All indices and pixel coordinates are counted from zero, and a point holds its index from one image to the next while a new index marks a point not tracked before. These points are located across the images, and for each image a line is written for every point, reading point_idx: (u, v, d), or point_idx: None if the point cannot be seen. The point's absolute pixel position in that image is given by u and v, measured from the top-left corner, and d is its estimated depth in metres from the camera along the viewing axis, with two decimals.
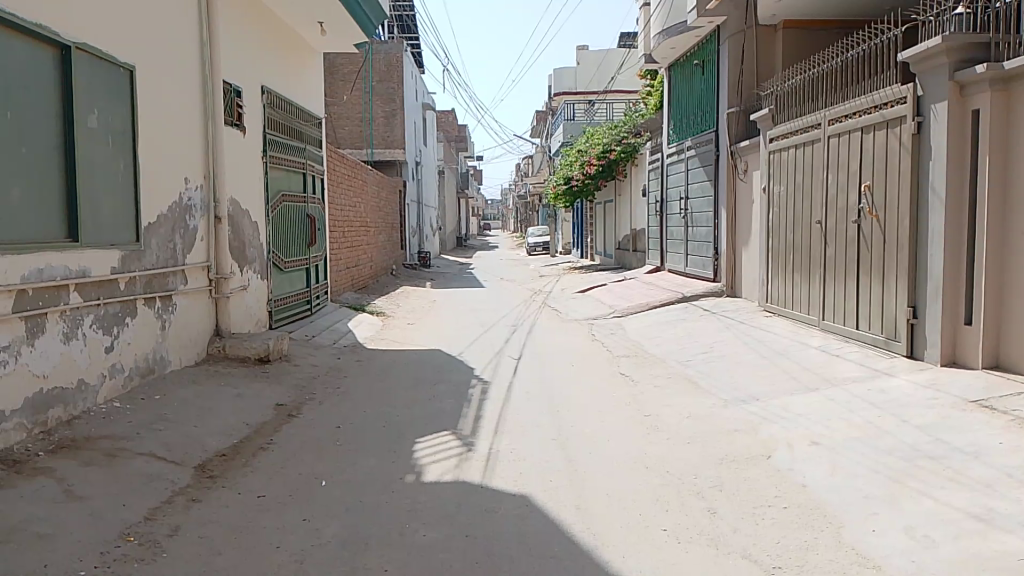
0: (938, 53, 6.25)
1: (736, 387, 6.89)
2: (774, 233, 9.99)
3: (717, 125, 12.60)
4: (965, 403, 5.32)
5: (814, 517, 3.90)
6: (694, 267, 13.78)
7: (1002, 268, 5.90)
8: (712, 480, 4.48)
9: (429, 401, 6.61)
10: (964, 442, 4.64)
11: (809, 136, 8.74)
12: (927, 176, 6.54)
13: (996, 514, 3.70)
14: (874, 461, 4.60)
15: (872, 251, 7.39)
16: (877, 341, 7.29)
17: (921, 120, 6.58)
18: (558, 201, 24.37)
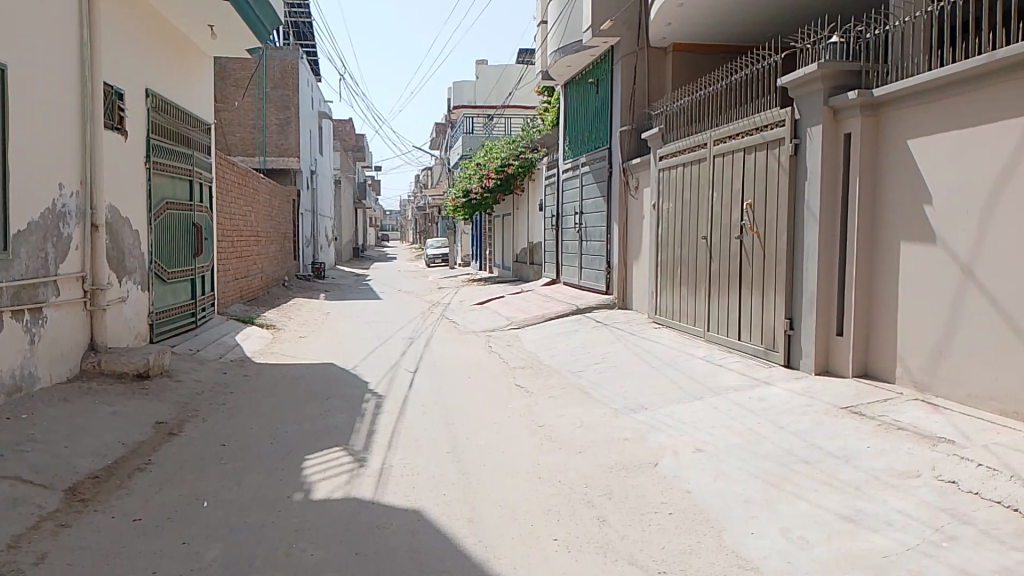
0: (815, 79, 6.63)
1: (626, 396, 7.06)
2: (663, 247, 10.33)
3: (610, 142, 12.94)
4: (837, 410, 5.63)
5: (698, 522, 4.03)
6: (589, 280, 14.07)
7: (870, 283, 6.30)
8: (602, 488, 4.56)
9: (321, 416, 6.46)
10: (835, 446, 4.91)
11: (696, 155, 9.10)
12: (803, 195, 6.93)
13: (864, 514, 3.93)
14: (754, 466, 4.80)
15: (753, 266, 7.74)
16: (757, 351, 7.64)
17: (799, 142, 6.96)
18: (456, 213, 24.40)
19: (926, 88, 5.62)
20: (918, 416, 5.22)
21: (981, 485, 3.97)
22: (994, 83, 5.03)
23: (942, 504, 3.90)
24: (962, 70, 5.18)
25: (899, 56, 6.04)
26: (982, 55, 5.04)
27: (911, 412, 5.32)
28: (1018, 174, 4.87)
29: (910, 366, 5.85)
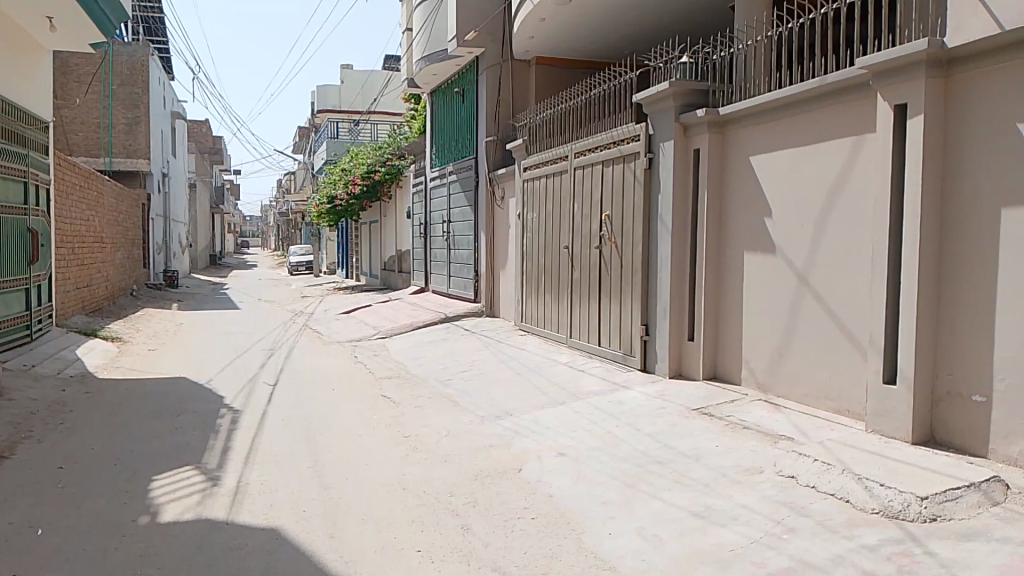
0: (667, 96, 6.96)
1: (492, 403, 7.13)
2: (527, 256, 10.52)
3: (476, 151, 13.05)
4: (689, 411, 5.93)
5: (559, 525, 4.12)
6: (456, 288, 14.11)
7: (718, 290, 6.68)
8: (466, 497, 4.58)
9: (171, 434, 6.12)
10: (687, 446, 5.17)
11: (557, 166, 9.33)
12: (656, 207, 7.26)
13: (712, 510, 4.16)
14: (612, 468, 4.97)
15: (611, 275, 8.03)
16: (616, 356, 7.92)
17: (653, 156, 7.29)
18: (321, 220, 23.83)
19: (766, 108, 6.03)
20: (761, 416, 5.58)
21: (817, 479, 4.30)
22: (825, 105, 5.47)
23: (783, 498, 4.19)
24: (797, 93, 5.60)
25: (742, 77, 6.44)
26: (814, 80, 5.47)
27: (756, 412, 5.68)
28: (845, 190, 5.32)
29: (754, 369, 6.26)
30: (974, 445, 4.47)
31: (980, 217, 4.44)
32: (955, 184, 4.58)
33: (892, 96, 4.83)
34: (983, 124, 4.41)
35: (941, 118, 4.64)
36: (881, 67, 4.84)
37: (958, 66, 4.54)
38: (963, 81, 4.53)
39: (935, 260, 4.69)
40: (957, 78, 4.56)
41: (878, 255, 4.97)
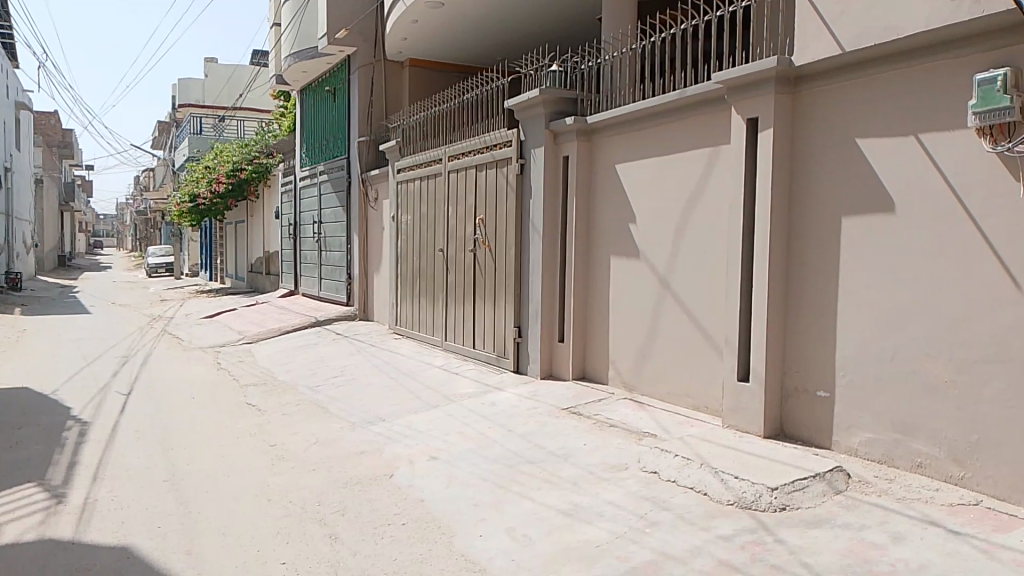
0: (537, 103, 7.08)
1: (363, 408, 7.02)
2: (401, 258, 10.44)
3: (348, 151, 12.82)
4: (559, 411, 6.06)
5: (429, 530, 4.11)
6: (328, 291, 13.80)
7: (587, 293, 6.87)
8: (334, 505, 4.48)
9: (10, 449, 5.64)
10: (556, 445, 5.29)
11: (431, 169, 9.32)
12: (528, 211, 7.38)
13: (579, 508, 4.26)
14: (483, 470, 5.01)
15: (485, 278, 8.09)
16: (489, 358, 7.99)
17: (525, 162, 7.41)
18: (182, 219, 22.69)
19: (631, 119, 6.25)
20: (627, 414, 5.78)
21: (677, 473, 4.50)
22: (685, 116, 5.74)
23: (645, 493, 4.35)
24: (660, 104, 5.84)
25: (609, 87, 6.64)
26: (675, 92, 5.72)
27: (621, 410, 5.88)
28: (703, 198, 5.60)
29: (620, 368, 6.48)
30: (819, 437, 4.82)
31: (823, 225, 4.78)
32: (801, 194, 4.93)
33: (746, 110, 5.12)
34: (826, 140, 4.76)
35: (789, 132, 4.98)
36: (735, 82, 5.12)
37: (805, 84, 4.88)
38: (809, 98, 4.88)
39: (784, 264, 5.02)
40: (804, 95, 4.91)
41: (734, 260, 5.26)
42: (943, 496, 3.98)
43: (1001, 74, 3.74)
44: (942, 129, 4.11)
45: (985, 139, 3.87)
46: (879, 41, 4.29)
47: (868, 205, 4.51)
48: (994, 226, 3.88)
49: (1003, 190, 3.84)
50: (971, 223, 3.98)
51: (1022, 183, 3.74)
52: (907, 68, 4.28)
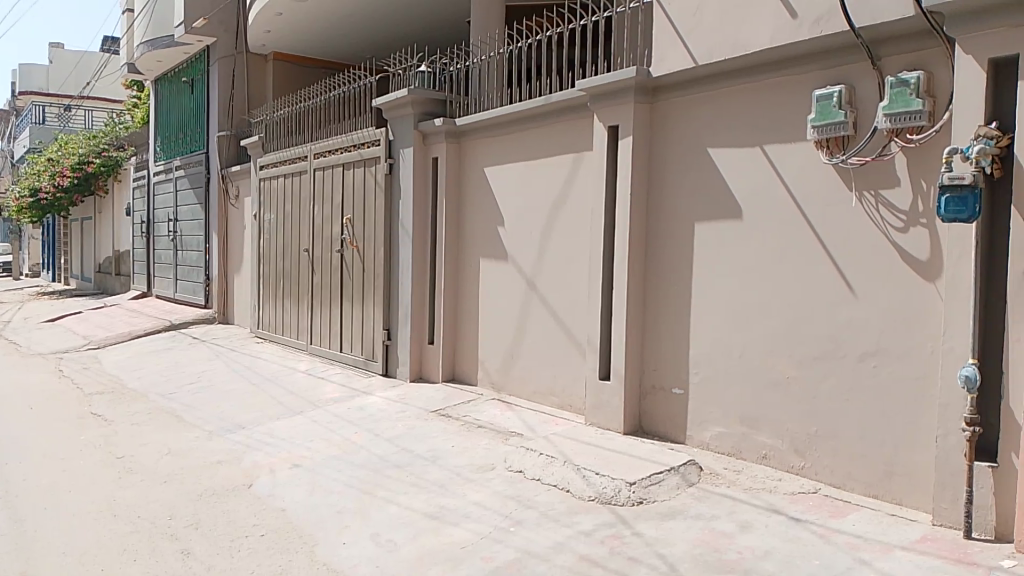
0: (406, 103, 7.03)
1: (222, 416, 6.71)
2: (264, 258, 10.08)
3: (207, 146, 12.25)
4: (427, 414, 6.04)
5: (289, 540, 3.99)
6: (185, 293, 13.13)
7: (457, 295, 6.89)
8: (187, 519, 4.27)
9: None
10: (424, 448, 5.26)
11: (296, 167, 9.05)
12: (397, 212, 7.31)
13: (445, 510, 4.26)
14: (347, 476, 4.91)
15: (353, 279, 7.94)
16: (357, 362, 7.85)
17: (393, 162, 7.33)
18: (20, 215, 20.92)
19: (498, 122, 6.32)
20: (494, 414, 5.84)
21: (542, 471, 4.59)
22: (551, 122, 5.85)
23: (510, 492, 4.41)
24: (526, 109, 5.93)
25: (477, 90, 6.67)
26: (540, 98, 5.82)
27: (489, 411, 5.93)
28: (568, 201, 5.73)
29: (490, 369, 6.54)
30: (675, 432, 5.04)
31: (679, 230, 5.01)
32: (659, 199, 5.14)
33: (608, 117, 5.29)
34: (682, 149, 4.99)
35: (648, 139, 5.19)
36: (597, 89, 5.28)
37: (661, 93, 5.10)
38: (666, 107, 5.10)
39: (642, 266, 5.22)
40: (661, 104, 5.13)
41: (596, 262, 5.42)
42: (785, 485, 4.27)
43: (837, 90, 4.06)
44: (784, 141, 4.40)
45: (823, 151, 4.19)
46: (728, 55, 4.55)
47: (719, 211, 4.77)
48: (829, 233, 4.19)
49: (837, 199, 4.16)
50: (809, 229, 4.28)
51: (854, 193, 4.08)
52: (753, 83, 4.55)
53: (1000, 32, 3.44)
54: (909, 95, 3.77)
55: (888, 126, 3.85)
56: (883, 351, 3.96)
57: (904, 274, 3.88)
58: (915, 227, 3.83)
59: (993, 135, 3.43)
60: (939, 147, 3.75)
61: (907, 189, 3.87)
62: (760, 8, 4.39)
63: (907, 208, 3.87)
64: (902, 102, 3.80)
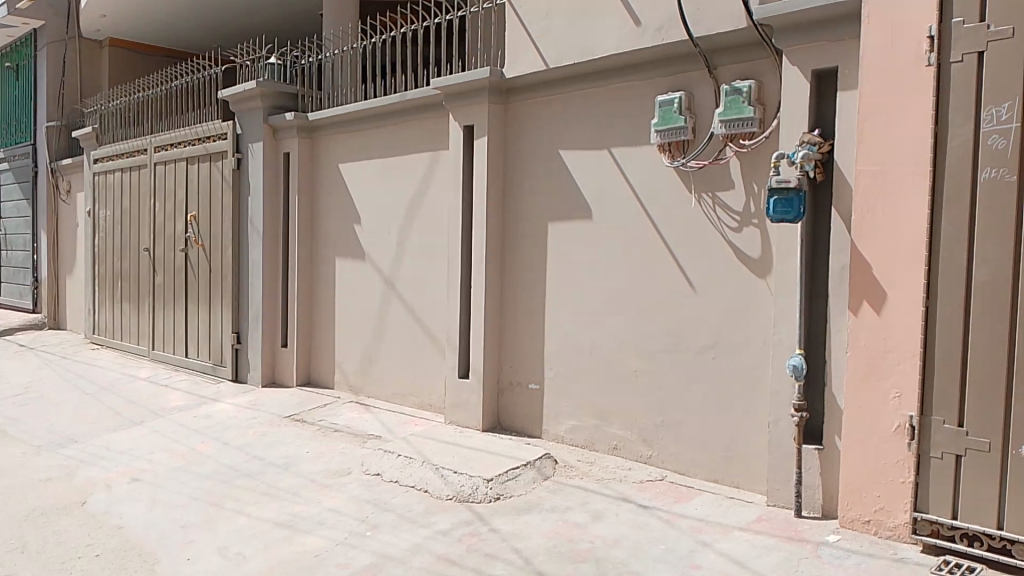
0: (254, 96, 6.75)
1: (51, 429, 6.21)
2: (100, 259, 9.41)
3: (33, 136, 11.29)
4: (280, 419, 5.85)
5: (128, 559, 3.75)
6: (9, 297, 12.04)
7: (312, 296, 6.73)
8: (10, 543, 3.92)
9: None
10: (276, 456, 5.09)
11: (135, 160, 8.50)
12: (247, 209, 7.01)
13: (298, 518, 4.14)
14: (193, 488, 4.67)
15: (199, 280, 7.56)
16: (205, 367, 7.49)
17: (242, 157, 7.03)
18: None
19: (351, 118, 6.20)
20: (351, 417, 5.74)
21: (399, 473, 4.55)
22: (406, 119, 5.81)
23: (367, 496, 4.35)
24: (380, 105, 5.85)
25: (330, 85, 6.52)
26: (394, 94, 5.76)
27: (346, 414, 5.82)
28: (425, 200, 5.71)
29: (347, 372, 6.43)
30: (531, 428, 5.14)
31: (533, 228, 5.11)
32: (513, 198, 5.22)
33: (463, 116, 5.32)
34: (535, 150, 5.09)
35: (501, 139, 5.25)
36: (451, 88, 5.29)
37: (514, 94, 5.17)
38: (519, 108, 5.18)
39: (499, 265, 5.28)
40: (514, 105, 5.20)
41: (453, 262, 5.43)
42: (635, 474, 4.45)
43: (678, 96, 4.26)
44: (630, 143, 4.57)
45: (666, 154, 4.39)
46: (578, 59, 4.67)
47: (570, 210, 4.89)
48: (671, 232, 4.40)
49: (677, 200, 4.37)
50: (654, 228, 4.48)
51: (693, 195, 4.30)
52: (600, 87, 4.70)
53: (821, 47, 3.73)
54: (742, 103, 4.02)
55: (724, 131, 4.10)
56: (721, 344, 4.20)
57: (738, 271, 4.13)
58: (748, 226, 4.09)
59: (816, 141, 3.72)
60: (769, 151, 4.02)
61: (741, 191, 4.12)
62: (607, 15, 4.54)
63: (740, 209, 4.12)
64: (736, 109, 4.05)
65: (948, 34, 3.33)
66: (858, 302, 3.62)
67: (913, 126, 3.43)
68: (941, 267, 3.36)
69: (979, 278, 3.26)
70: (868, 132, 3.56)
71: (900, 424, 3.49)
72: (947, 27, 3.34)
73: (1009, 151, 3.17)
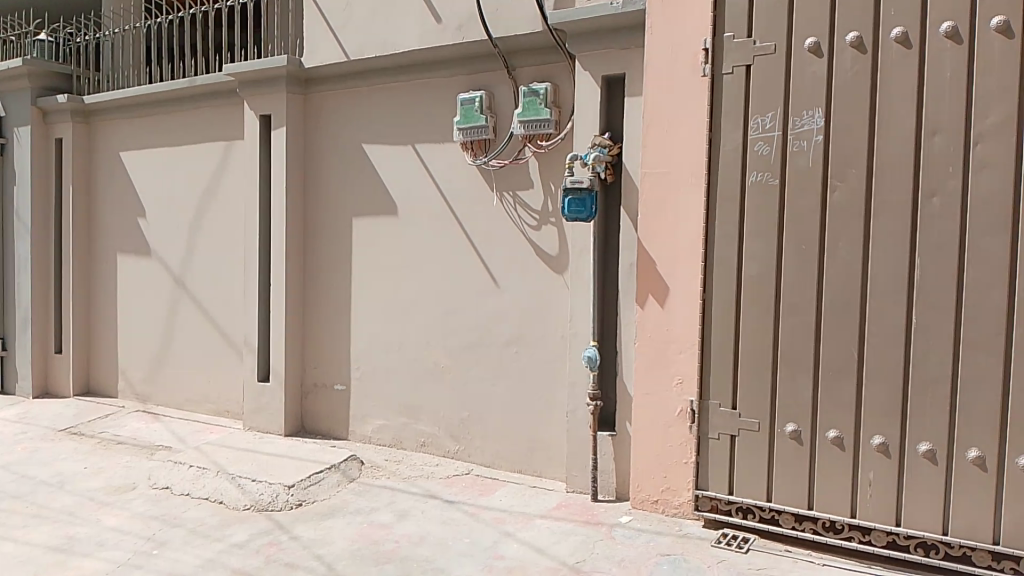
0: (19, 74, 6.06)
1: None
2: None
3: None
4: (54, 434, 5.32)
5: None
6: None
7: (91, 298, 6.18)
8: None
9: None
10: (48, 474, 4.62)
11: None
12: (11, 201, 6.30)
13: (74, 541, 3.77)
14: None
15: None
16: None
17: (4, 142, 6.30)
18: None
19: (135, 104, 5.74)
20: (137, 428, 5.34)
21: (192, 485, 4.30)
22: (197, 107, 5.46)
23: (155, 512, 4.06)
24: (167, 91, 5.46)
25: (111, 66, 6.00)
26: (184, 79, 5.40)
27: (132, 425, 5.40)
28: (218, 194, 5.40)
29: (133, 380, 5.97)
30: (336, 429, 5.03)
31: (334, 224, 4.99)
32: (315, 193, 5.06)
33: (259, 106, 5.09)
34: (335, 144, 4.96)
35: (301, 131, 5.08)
36: (246, 75, 5.03)
37: (314, 85, 5.01)
38: (319, 99, 5.02)
39: (300, 261, 5.11)
40: (313, 96, 5.04)
41: (250, 259, 5.18)
42: (441, 470, 4.48)
43: (478, 96, 4.31)
44: (433, 140, 4.58)
45: (468, 152, 4.42)
46: (379, 52, 4.60)
47: (373, 206, 4.83)
48: (474, 229, 4.46)
49: (479, 198, 4.43)
50: (457, 225, 4.52)
51: (495, 193, 4.38)
52: (403, 82, 4.66)
53: (610, 54, 3.92)
54: (539, 105, 4.13)
55: (522, 132, 4.19)
56: (522, 338, 4.32)
57: (537, 267, 4.27)
58: (546, 224, 4.23)
59: (606, 144, 3.91)
60: (564, 152, 4.18)
61: (539, 190, 4.25)
62: (407, 10, 4.50)
63: (539, 207, 4.25)
64: (533, 110, 4.16)
65: (720, 47, 3.57)
66: (644, 296, 3.85)
67: (691, 132, 3.68)
68: (715, 262, 3.62)
69: (748, 272, 3.54)
70: (653, 136, 3.78)
71: (683, 408, 3.76)
72: (720, 41, 3.58)
73: (772, 157, 3.46)
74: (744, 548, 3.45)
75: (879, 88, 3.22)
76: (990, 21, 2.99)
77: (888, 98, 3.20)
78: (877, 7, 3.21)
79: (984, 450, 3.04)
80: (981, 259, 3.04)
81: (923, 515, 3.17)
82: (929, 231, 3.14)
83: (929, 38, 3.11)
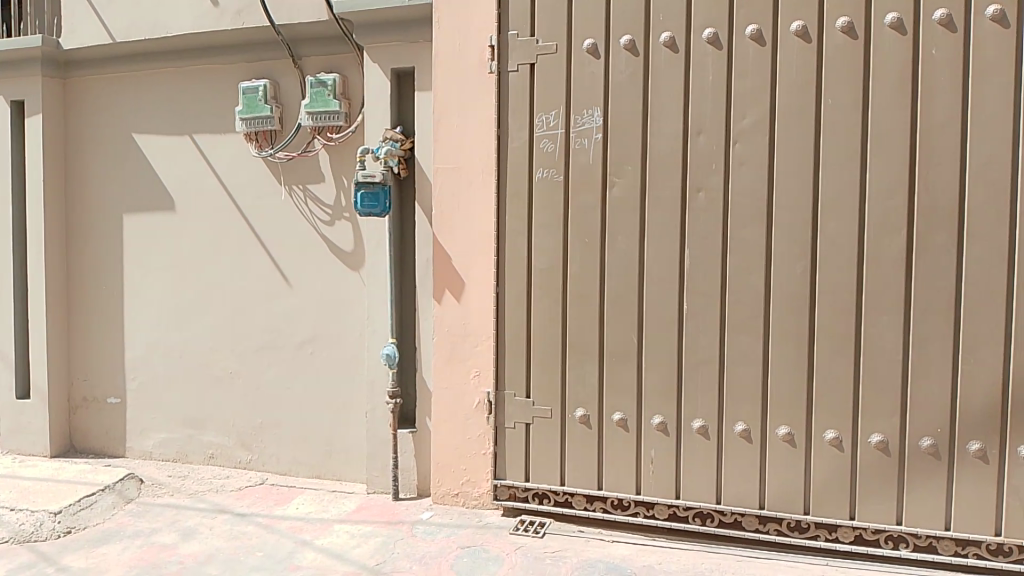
0: None
1: None
2: None
3: None
4: None
5: None
6: None
7: None
8: None
9: None
10: None
11: None
12: None
13: None
14: None
15: None
16: None
17: None
18: None
19: None
20: None
21: None
22: None
23: None
24: None
25: None
26: None
27: None
28: None
29: None
30: (112, 446, 4.63)
31: (103, 222, 4.56)
32: (79, 188, 4.60)
33: (9, 91, 4.55)
34: (101, 135, 4.53)
35: (61, 119, 4.59)
36: None
37: (74, 69, 4.54)
38: (81, 85, 4.56)
39: (63, 263, 4.64)
40: (74, 82, 4.58)
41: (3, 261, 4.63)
42: (234, 482, 4.25)
43: (262, 84, 4.10)
44: (213, 132, 4.30)
45: (253, 143, 4.19)
46: (149, 34, 4.22)
47: (146, 202, 4.46)
48: (262, 226, 4.24)
49: (267, 193, 4.23)
50: (243, 222, 4.28)
51: (284, 187, 4.19)
52: (178, 68, 4.33)
53: (398, 47, 3.86)
54: (328, 96, 3.98)
55: (312, 124, 4.03)
56: (316, 338, 4.18)
57: (330, 264, 4.14)
58: (340, 220, 4.11)
59: (398, 138, 3.85)
60: (354, 146, 4.07)
61: (331, 185, 4.11)
62: None
63: (331, 202, 4.12)
64: (321, 101, 4.00)
65: (506, 45, 3.61)
66: (440, 291, 3.84)
67: (480, 128, 3.71)
68: (506, 256, 3.67)
69: (538, 266, 3.62)
70: (443, 131, 3.77)
71: (480, 400, 3.80)
72: (505, 38, 3.61)
73: (556, 153, 3.56)
74: (541, 533, 3.56)
75: (652, 89, 3.40)
76: (745, 29, 3.25)
77: (660, 99, 3.39)
78: (648, 12, 3.39)
79: (748, 424, 3.33)
80: (742, 249, 3.31)
81: (698, 488, 3.41)
82: (698, 224, 3.36)
83: (694, 44, 3.32)
